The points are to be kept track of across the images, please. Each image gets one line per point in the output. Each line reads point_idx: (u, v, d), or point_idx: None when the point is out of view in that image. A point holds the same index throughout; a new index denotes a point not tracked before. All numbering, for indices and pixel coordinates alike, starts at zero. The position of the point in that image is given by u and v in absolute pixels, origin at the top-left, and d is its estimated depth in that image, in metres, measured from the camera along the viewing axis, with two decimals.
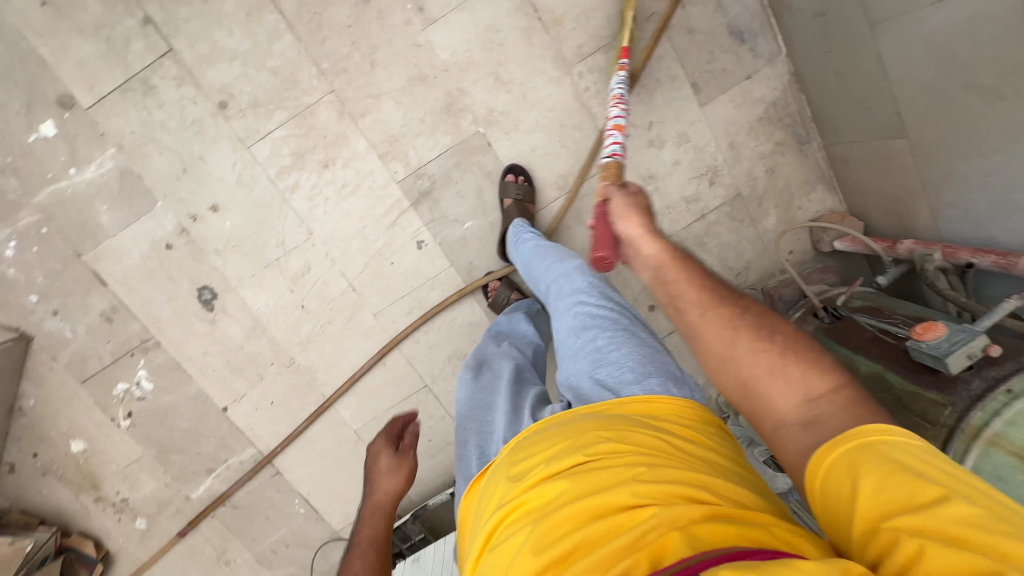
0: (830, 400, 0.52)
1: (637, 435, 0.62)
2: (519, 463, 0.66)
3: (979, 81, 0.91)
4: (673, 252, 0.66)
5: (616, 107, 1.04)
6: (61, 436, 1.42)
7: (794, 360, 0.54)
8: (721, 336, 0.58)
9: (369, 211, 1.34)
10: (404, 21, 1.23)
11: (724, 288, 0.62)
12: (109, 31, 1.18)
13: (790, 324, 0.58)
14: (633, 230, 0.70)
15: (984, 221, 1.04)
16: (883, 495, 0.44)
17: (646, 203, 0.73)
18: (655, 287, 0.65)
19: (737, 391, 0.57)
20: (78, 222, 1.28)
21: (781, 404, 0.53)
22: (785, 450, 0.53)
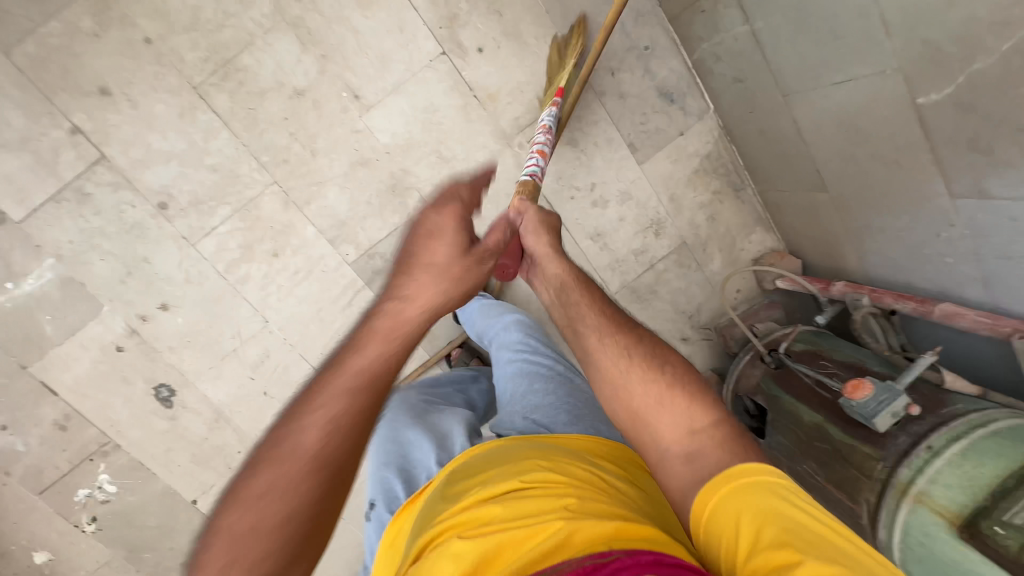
0: (711, 433, 0.58)
1: (572, 468, 0.68)
2: (458, 489, 0.70)
3: (881, 152, 0.97)
4: (575, 275, 0.76)
5: (541, 135, 1.08)
6: (24, 549, 1.36)
7: (680, 391, 0.61)
8: (616, 363, 0.65)
9: (325, 293, 1.34)
10: (341, 109, 1.24)
11: (622, 318, 0.70)
12: (35, 143, 1.15)
13: (678, 356, 0.66)
14: (541, 247, 0.79)
15: (902, 268, 1.11)
16: (755, 541, 0.49)
17: (554, 223, 0.82)
18: (558, 309, 0.74)
19: (627, 419, 0.63)
20: (21, 335, 1.24)
21: (667, 432, 0.59)
22: (667, 477, 0.58)
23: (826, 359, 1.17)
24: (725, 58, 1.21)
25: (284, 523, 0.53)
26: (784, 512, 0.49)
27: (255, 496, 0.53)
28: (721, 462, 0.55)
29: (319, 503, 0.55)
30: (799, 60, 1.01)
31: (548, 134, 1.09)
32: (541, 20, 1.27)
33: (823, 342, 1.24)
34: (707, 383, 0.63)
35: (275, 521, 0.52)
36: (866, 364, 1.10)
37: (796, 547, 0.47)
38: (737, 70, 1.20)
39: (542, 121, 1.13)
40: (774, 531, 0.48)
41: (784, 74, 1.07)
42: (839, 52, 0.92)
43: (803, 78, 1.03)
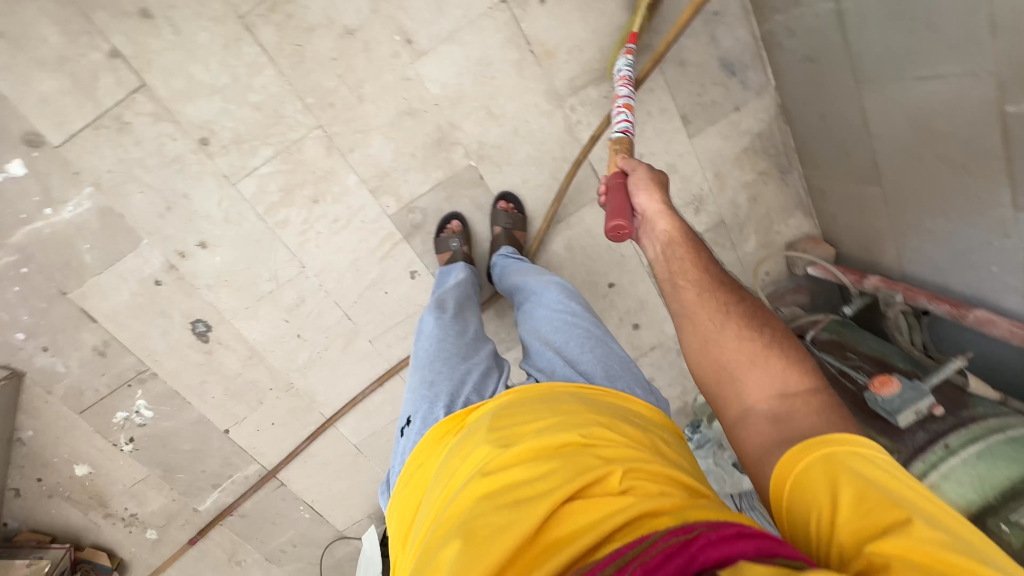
0: (805, 399, 0.63)
1: (626, 427, 0.63)
2: (503, 433, 0.63)
3: (950, 155, 0.96)
4: (683, 232, 0.80)
5: (623, 87, 1.08)
6: (64, 462, 1.42)
7: (775, 354, 0.67)
8: (713, 319, 0.72)
9: (363, 244, 1.33)
10: (392, 54, 1.19)
11: (725, 278, 0.76)
12: (73, 65, 1.11)
13: (777, 322, 0.70)
14: (653, 206, 0.83)
15: (941, 270, 1.13)
16: (854, 504, 0.51)
17: (664, 180, 0.85)
18: (660, 263, 0.80)
19: (716, 374, 0.69)
20: (60, 262, 1.25)
21: (754, 390, 0.66)
22: (747, 429, 0.64)
23: (852, 352, 1.20)
24: (799, 33, 1.16)
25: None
26: (881, 483, 0.52)
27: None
28: (812, 425, 0.59)
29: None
30: (884, 47, 0.96)
31: (628, 85, 1.09)
32: None
33: (848, 334, 1.27)
34: (804, 351, 0.67)
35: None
36: (890, 360, 1.15)
37: (901, 511, 0.49)
38: (810, 49, 1.15)
39: (619, 71, 1.13)
40: (873, 495, 0.51)
41: (862, 59, 1.03)
42: (930, 46, 0.88)
43: (882, 66, 0.99)
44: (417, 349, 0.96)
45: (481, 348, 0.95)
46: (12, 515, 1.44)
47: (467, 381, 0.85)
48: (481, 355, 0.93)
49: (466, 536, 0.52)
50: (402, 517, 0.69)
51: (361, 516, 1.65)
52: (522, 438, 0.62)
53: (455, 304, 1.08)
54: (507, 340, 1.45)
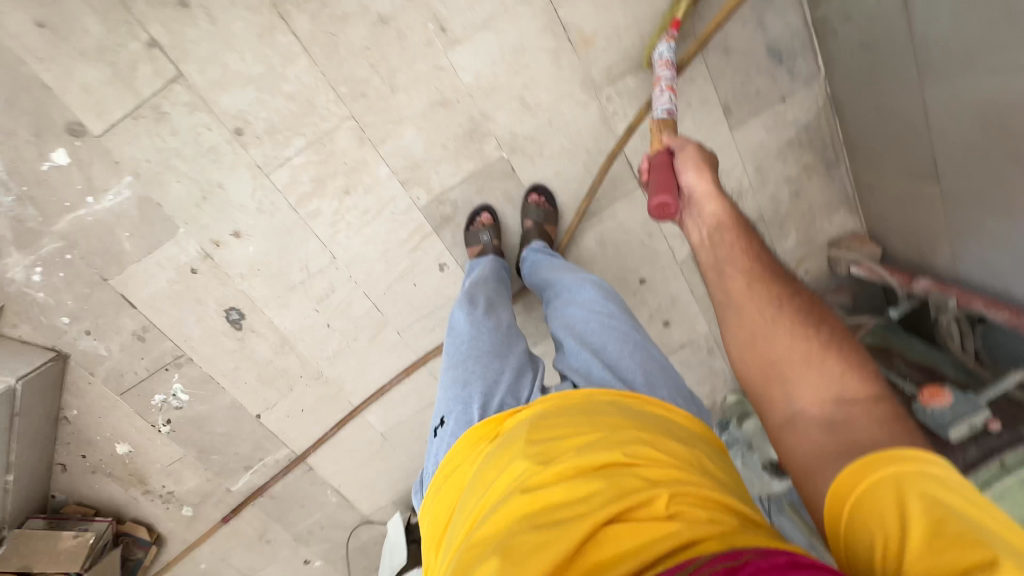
0: (865, 408, 0.53)
1: (670, 445, 0.61)
2: (541, 447, 0.62)
3: (1021, 153, 0.88)
4: (733, 215, 0.73)
5: (663, 70, 1.05)
6: (106, 440, 1.48)
7: (835, 354, 0.57)
8: (764, 312, 0.62)
9: (393, 235, 1.33)
10: (425, 43, 1.17)
11: (778, 268, 0.66)
12: (113, 55, 1.13)
13: (836, 319, 0.61)
14: (702, 187, 0.77)
15: (1001, 274, 1.06)
16: (929, 532, 0.42)
17: (712, 161, 0.80)
18: (704, 249, 0.71)
19: (763, 372, 0.60)
20: (102, 249, 1.28)
21: (808, 393, 0.56)
22: (797, 437, 0.55)
23: (898, 361, 1.16)
24: (856, 19, 1.09)
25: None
26: (962, 511, 0.43)
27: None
28: (875, 439, 0.51)
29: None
30: (954, 36, 0.89)
31: (668, 69, 1.06)
32: None
33: (894, 340, 1.23)
34: (868, 355, 0.57)
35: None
36: (939, 370, 1.11)
37: (986, 541, 0.39)
38: (868, 36, 1.08)
39: (658, 56, 1.09)
40: (953, 525, 0.42)
41: (928, 48, 0.96)
42: (1008, 35, 0.81)
43: (951, 57, 0.92)
44: (450, 346, 0.95)
45: (514, 347, 0.94)
46: (58, 488, 1.51)
47: (500, 383, 0.84)
48: (514, 355, 0.91)
49: (504, 555, 0.50)
50: (435, 521, 0.68)
51: (386, 503, 1.67)
52: (561, 454, 0.60)
53: (485, 298, 1.06)
54: (535, 334, 1.43)
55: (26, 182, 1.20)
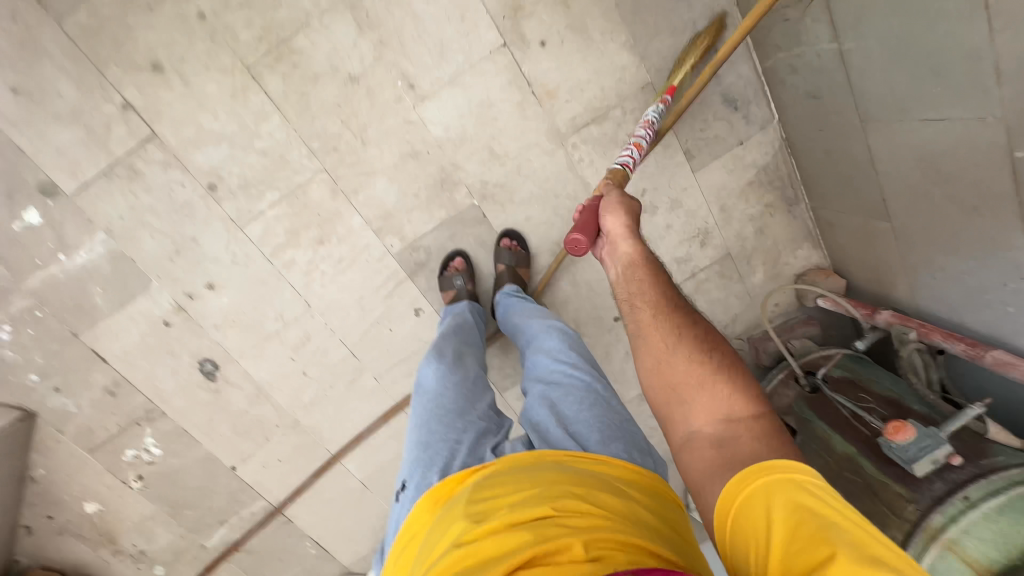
0: (748, 426, 0.59)
1: (602, 497, 0.61)
2: (481, 507, 0.63)
3: (960, 196, 0.94)
4: (644, 252, 0.78)
5: (643, 129, 1.07)
6: (75, 500, 1.43)
7: (724, 377, 0.63)
8: (665, 340, 0.67)
9: (367, 283, 1.34)
10: (395, 99, 1.21)
11: (680, 298, 0.72)
12: (88, 117, 1.15)
13: (728, 344, 0.67)
14: (617, 227, 0.82)
15: (956, 308, 1.09)
16: (785, 539, 0.48)
17: (634, 206, 0.85)
18: (619, 285, 0.77)
19: (665, 395, 0.65)
20: (74, 305, 1.27)
21: (700, 413, 0.62)
22: (691, 455, 0.61)
23: (865, 393, 1.17)
24: (802, 71, 1.15)
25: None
26: (817, 511, 0.49)
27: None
28: (753, 455, 0.56)
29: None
30: (887, 89, 0.95)
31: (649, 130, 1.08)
32: (610, 15, 1.21)
33: (862, 371, 1.24)
34: (754, 378, 0.63)
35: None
36: (905, 401, 1.11)
37: (830, 542, 0.45)
38: (813, 86, 1.14)
39: (643, 116, 1.12)
40: (807, 529, 0.47)
41: (865, 100, 1.02)
42: (936, 91, 0.87)
43: (886, 108, 0.98)
44: (417, 403, 0.96)
45: (480, 402, 0.94)
46: (23, 552, 1.44)
47: (460, 444, 0.83)
48: (479, 412, 0.92)
49: None
50: None
51: (367, 552, 1.63)
52: (498, 510, 0.61)
53: (453, 351, 1.07)
54: (512, 375, 1.44)
55: None
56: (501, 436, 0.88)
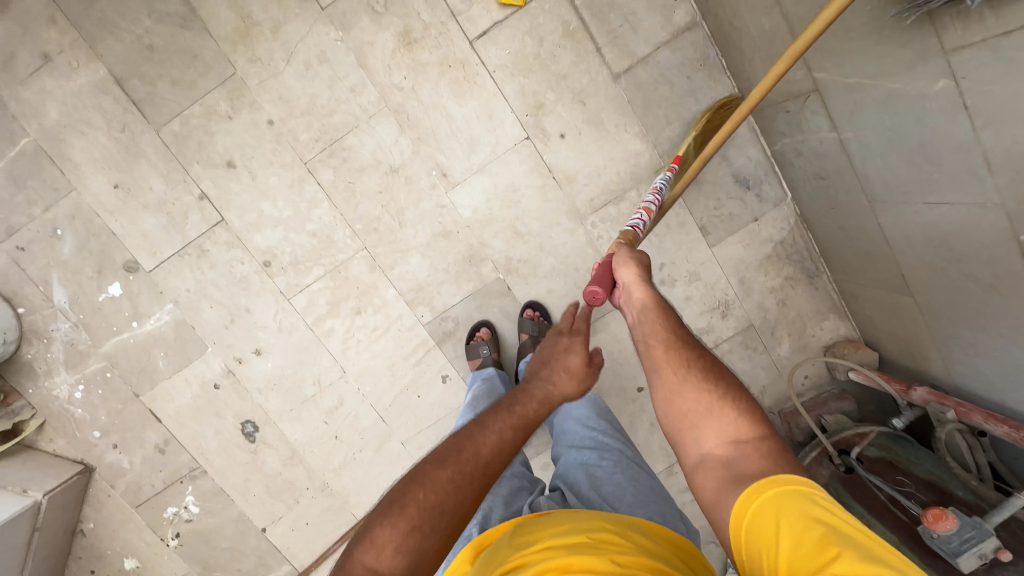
0: (755, 446, 0.62)
1: (637, 535, 0.62)
2: (524, 539, 0.63)
3: (976, 274, 0.94)
4: (656, 296, 0.80)
5: (651, 193, 1.11)
6: (116, 555, 1.49)
7: (731, 403, 0.65)
8: (677, 372, 0.70)
9: (398, 350, 1.43)
10: (429, 185, 1.35)
11: (689, 335, 0.75)
12: (170, 206, 1.35)
13: (733, 376, 0.69)
14: (630, 276, 0.84)
15: (994, 387, 1.04)
16: (793, 547, 0.50)
17: (646, 260, 0.87)
18: (635, 325, 0.79)
19: (677, 424, 0.67)
20: (138, 367, 1.41)
21: (710, 437, 0.64)
22: (703, 476, 0.62)
23: (904, 475, 1.11)
24: (807, 155, 1.22)
25: (444, 512, 0.63)
26: (824, 518, 0.51)
27: (492, 446, 0.68)
28: (762, 470, 0.58)
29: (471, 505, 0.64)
30: (889, 175, 1.00)
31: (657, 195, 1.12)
32: (623, 109, 1.33)
33: (899, 450, 1.18)
34: (757, 402, 0.66)
35: (442, 506, 0.63)
36: (948, 486, 1.06)
37: (837, 545, 0.48)
38: (820, 169, 1.20)
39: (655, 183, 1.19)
40: (814, 534, 0.50)
41: (871, 182, 1.06)
42: (934, 176, 0.90)
43: (891, 189, 1.02)
44: None
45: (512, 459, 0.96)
46: None
47: (497, 496, 0.87)
48: (512, 473, 0.94)
49: None
50: None
51: None
52: (544, 537, 0.62)
53: None
54: (536, 444, 1.45)
55: (84, 311, 1.38)
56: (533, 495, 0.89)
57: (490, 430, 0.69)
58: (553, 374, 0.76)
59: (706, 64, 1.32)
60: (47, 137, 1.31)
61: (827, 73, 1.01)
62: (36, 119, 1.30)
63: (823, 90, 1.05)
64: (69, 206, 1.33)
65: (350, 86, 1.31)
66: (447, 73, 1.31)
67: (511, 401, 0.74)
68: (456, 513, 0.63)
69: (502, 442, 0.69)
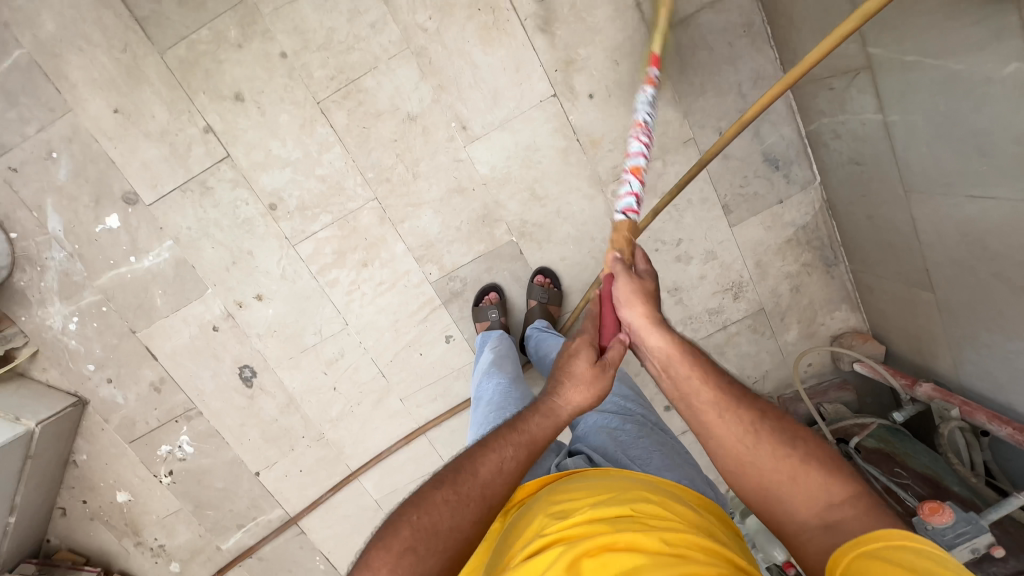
0: (853, 507, 0.53)
1: (676, 506, 0.61)
2: (564, 507, 0.62)
3: (1008, 275, 0.91)
4: (678, 341, 0.67)
5: (637, 140, 0.93)
6: (109, 487, 1.50)
7: (814, 465, 0.57)
8: (742, 438, 0.60)
9: (403, 307, 1.40)
10: (447, 138, 1.29)
11: (738, 384, 0.65)
12: (173, 137, 1.28)
13: (808, 431, 0.61)
14: (638, 318, 0.71)
15: (1001, 388, 1.04)
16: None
17: (650, 289, 0.74)
18: (665, 381, 0.67)
19: (757, 494, 0.59)
20: (135, 303, 1.38)
21: (801, 507, 0.56)
22: (806, 552, 0.53)
23: (900, 467, 1.12)
24: (845, 137, 1.17)
25: (440, 533, 0.59)
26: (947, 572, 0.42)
27: (492, 465, 0.64)
28: (865, 528, 0.50)
29: (472, 528, 0.60)
30: (932, 164, 0.96)
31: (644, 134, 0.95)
32: (657, 73, 1.27)
33: (898, 444, 1.19)
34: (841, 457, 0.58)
35: (438, 526, 0.59)
36: (944, 481, 1.07)
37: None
38: (857, 152, 1.16)
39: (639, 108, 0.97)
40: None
41: (910, 170, 1.02)
42: (983, 168, 0.87)
43: (931, 180, 0.98)
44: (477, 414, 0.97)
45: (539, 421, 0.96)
46: (53, 532, 1.52)
47: None
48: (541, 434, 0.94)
49: None
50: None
51: None
52: (585, 506, 0.60)
53: (503, 369, 1.10)
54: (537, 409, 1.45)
55: (79, 241, 1.33)
56: (560, 454, 0.88)
57: (492, 448, 0.65)
58: (560, 390, 0.71)
59: (750, 31, 1.25)
60: (41, 51, 1.22)
61: (884, 48, 0.95)
62: (30, 30, 1.21)
63: (876, 68, 0.99)
64: (65, 128, 1.26)
65: (370, 23, 1.23)
66: (476, 17, 1.23)
67: (515, 418, 0.69)
68: (454, 534, 0.59)
69: (503, 463, 0.64)
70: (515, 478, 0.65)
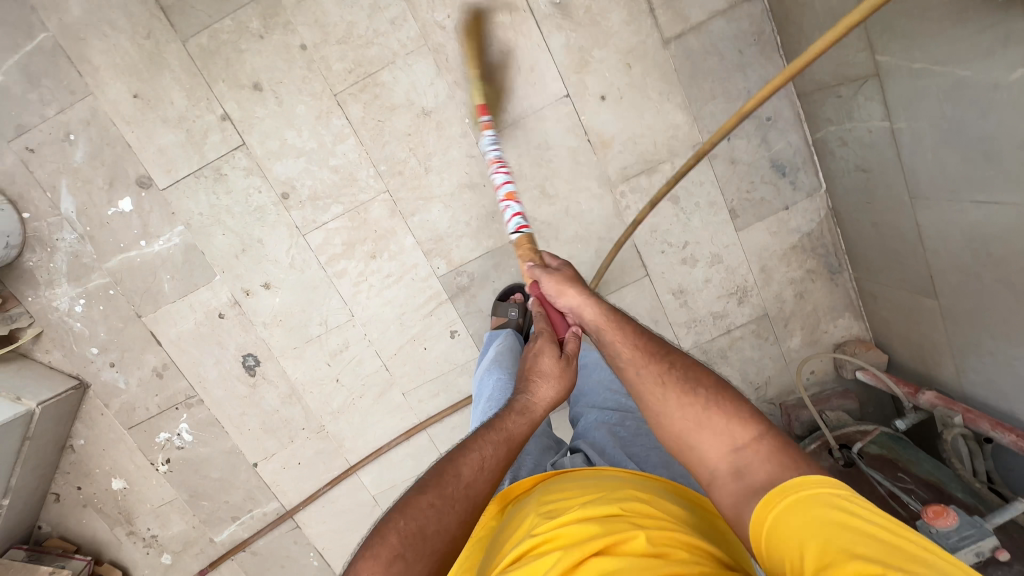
0: (755, 448, 0.57)
1: (664, 505, 0.61)
2: (553, 506, 0.62)
3: (1013, 281, 0.92)
4: (606, 314, 0.72)
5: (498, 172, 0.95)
6: (104, 474, 1.49)
7: (717, 411, 0.60)
8: (655, 393, 0.64)
9: (409, 300, 1.40)
10: (461, 133, 1.31)
11: (655, 343, 0.68)
12: (189, 123, 1.29)
13: (712, 377, 0.64)
14: (572, 301, 0.74)
15: (1006, 395, 1.04)
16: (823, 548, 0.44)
17: (572, 274, 0.77)
18: (600, 349, 0.72)
19: (674, 444, 0.63)
20: (142, 287, 1.38)
21: (711, 453, 0.59)
22: (718, 496, 0.57)
23: (903, 473, 1.12)
24: (852, 144, 1.19)
25: (427, 537, 0.57)
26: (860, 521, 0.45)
27: (473, 465, 0.63)
28: (768, 475, 0.54)
29: (458, 530, 0.60)
30: (938, 171, 0.98)
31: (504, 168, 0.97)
32: (668, 78, 1.29)
33: (902, 451, 1.17)
34: (745, 398, 0.61)
35: (425, 531, 0.58)
36: (948, 488, 1.07)
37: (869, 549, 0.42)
38: (863, 159, 1.18)
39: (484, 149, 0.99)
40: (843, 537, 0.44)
41: (917, 176, 1.04)
42: (989, 174, 0.88)
43: (937, 187, 1.00)
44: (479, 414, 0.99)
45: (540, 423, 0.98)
46: (46, 519, 1.50)
47: (527, 454, 0.86)
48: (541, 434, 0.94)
49: None
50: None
51: None
52: (573, 506, 0.60)
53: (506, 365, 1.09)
54: None
55: (91, 223, 1.34)
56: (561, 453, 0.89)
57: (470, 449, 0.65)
58: (525, 389, 0.72)
59: (760, 39, 1.28)
60: (66, 35, 1.24)
61: (892, 56, 0.98)
62: (56, 14, 1.23)
63: (884, 76, 1.01)
64: (84, 111, 1.28)
65: (390, 18, 1.25)
66: (493, 16, 1.26)
67: (492, 419, 0.70)
68: (441, 536, 0.58)
69: (483, 461, 0.64)
70: (497, 475, 0.64)
